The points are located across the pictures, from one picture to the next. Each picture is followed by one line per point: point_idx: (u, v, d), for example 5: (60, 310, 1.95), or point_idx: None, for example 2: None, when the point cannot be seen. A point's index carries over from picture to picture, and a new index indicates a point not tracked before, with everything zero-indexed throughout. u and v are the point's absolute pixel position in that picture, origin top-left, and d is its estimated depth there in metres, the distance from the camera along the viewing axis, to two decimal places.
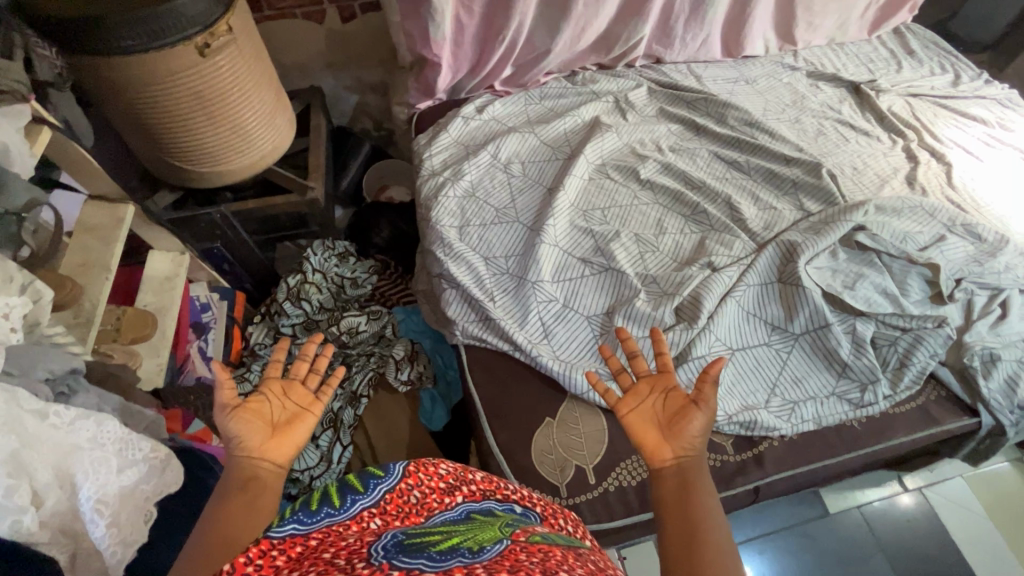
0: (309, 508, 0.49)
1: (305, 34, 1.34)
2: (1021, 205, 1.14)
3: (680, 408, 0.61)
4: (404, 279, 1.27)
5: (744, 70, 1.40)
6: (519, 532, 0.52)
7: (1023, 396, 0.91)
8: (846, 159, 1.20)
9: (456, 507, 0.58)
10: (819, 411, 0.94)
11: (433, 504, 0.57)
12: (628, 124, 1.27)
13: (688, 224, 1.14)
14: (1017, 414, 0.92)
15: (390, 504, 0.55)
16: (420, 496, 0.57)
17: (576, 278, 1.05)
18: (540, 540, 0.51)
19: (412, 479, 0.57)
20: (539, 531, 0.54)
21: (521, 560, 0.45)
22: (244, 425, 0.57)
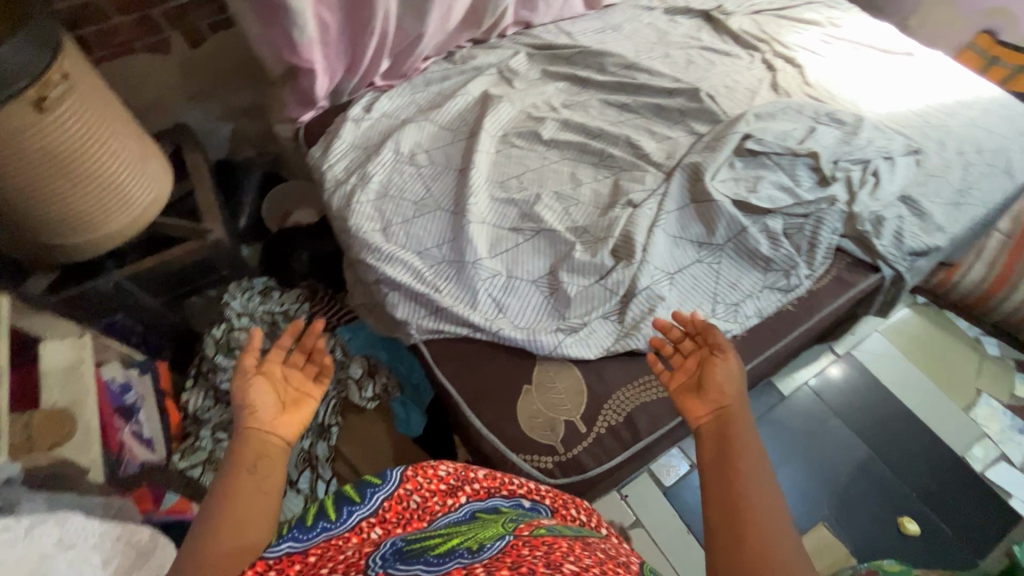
0: (302, 524, 0.54)
1: (155, 69, 1.24)
2: (870, 85, 1.28)
3: (712, 361, 0.70)
4: (336, 298, 1.23)
5: (609, 18, 1.46)
6: (524, 526, 0.57)
7: (909, 243, 1.00)
8: (717, 80, 1.30)
9: (461, 508, 0.62)
10: (758, 306, 0.98)
11: (434, 506, 0.62)
12: (517, 91, 1.29)
13: (600, 170, 1.16)
14: (908, 261, 1.01)
15: (388, 511, 0.59)
16: (420, 501, 0.62)
17: (513, 248, 1.05)
18: (545, 533, 0.56)
19: (410, 484, 0.62)
20: (545, 526, 0.59)
21: (522, 555, 0.48)
22: (256, 399, 0.61)
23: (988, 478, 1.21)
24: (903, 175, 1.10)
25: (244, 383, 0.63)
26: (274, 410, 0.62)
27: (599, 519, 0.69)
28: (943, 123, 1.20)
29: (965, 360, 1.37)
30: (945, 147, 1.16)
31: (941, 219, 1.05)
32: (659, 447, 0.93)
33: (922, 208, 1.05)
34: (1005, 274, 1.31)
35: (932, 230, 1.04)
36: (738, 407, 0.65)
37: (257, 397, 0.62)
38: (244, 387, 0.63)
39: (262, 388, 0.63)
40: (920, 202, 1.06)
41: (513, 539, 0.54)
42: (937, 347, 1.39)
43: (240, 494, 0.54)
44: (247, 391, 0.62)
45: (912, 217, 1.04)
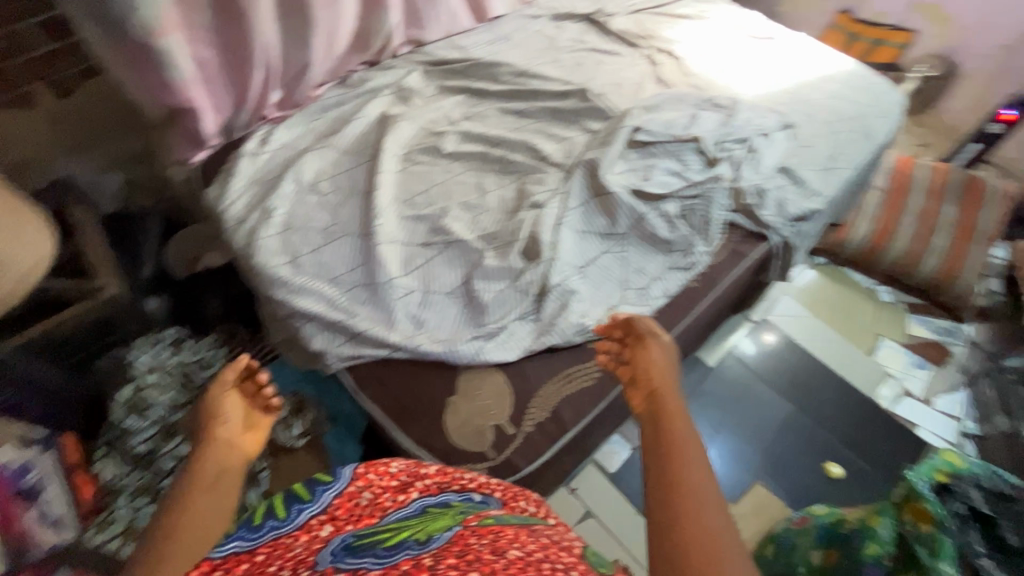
0: (251, 525, 0.59)
1: (23, 125, 1.16)
2: (742, 70, 1.38)
3: (640, 348, 0.78)
4: (254, 340, 1.21)
5: (499, 29, 1.50)
6: (471, 516, 0.60)
7: (789, 211, 1.08)
8: (606, 79, 1.37)
9: (412, 503, 0.66)
10: (665, 286, 1.03)
11: (385, 502, 0.66)
12: (416, 108, 1.30)
13: (504, 177, 1.18)
14: (791, 227, 1.09)
15: (339, 508, 0.65)
16: (371, 497, 0.66)
17: (426, 262, 1.05)
18: (492, 522, 0.59)
19: (359, 481, 0.68)
20: (492, 515, 0.62)
21: (470, 543, 0.53)
22: (229, 412, 0.74)
23: (896, 413, 1.32)
24: (780, 148, 1.19)
25: (211, 404, 0.74)
26: (235, 430, 0.73)
27: (548, 509, 0.69)
28: (809, 97, 1.31)
29: (864, 309, 1.50)
30: (814, 118, 1.27)
31: (816, 184, 1.14)
32: (588, 435, 0.96)
33: (799, 177, 1.14)
34: (886, 225, 1.49)
35: (809, 196, 1.13)
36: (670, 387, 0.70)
37: (221, 417, 0.73)
38: (211, 409, 0.74)
39: (226, 409, 0.74)
40: (796, 170, 1.15)
41: (461, 530, 0.57)
42: (840, 301, 1.51)
43: (206, 488, 0.62)
44: (212, 411, 0.73)
45: (790, 186, 1.13)
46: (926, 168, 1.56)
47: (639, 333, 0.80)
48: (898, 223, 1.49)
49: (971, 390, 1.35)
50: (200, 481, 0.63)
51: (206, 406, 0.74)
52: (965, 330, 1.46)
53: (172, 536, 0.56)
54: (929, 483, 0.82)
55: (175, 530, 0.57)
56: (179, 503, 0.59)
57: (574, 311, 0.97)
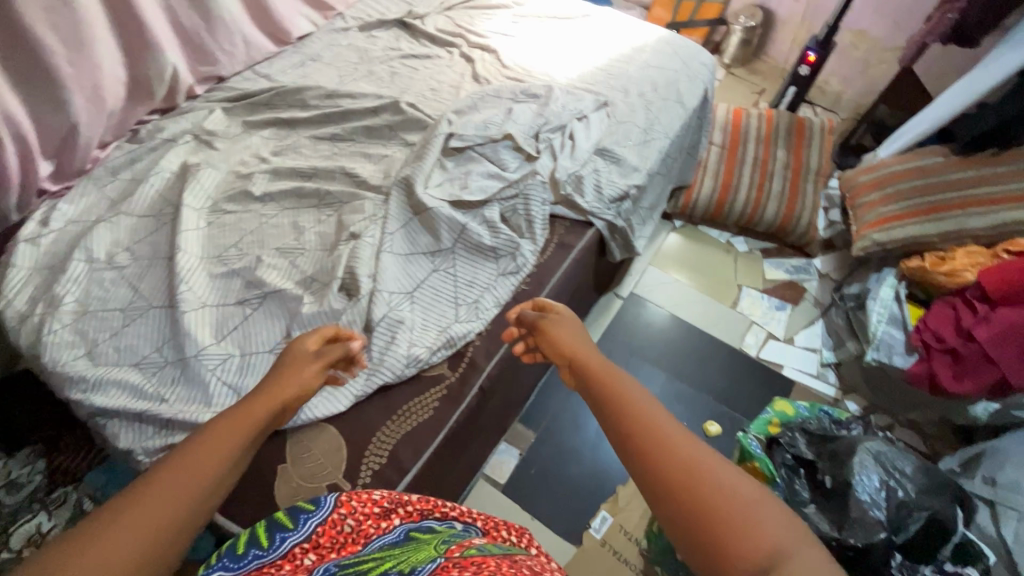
0: (233, 554, 0.58)
1: None
2: (557, 55, 1.37)
3: (541, 334, 0.84)
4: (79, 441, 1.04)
5: (307, 49, 1.41)
6: (453, 548, 0.54)
7: (607, 193, 1.09)
8: (422, 85, 1.31)
9: (395, 530, 0.66)
10: (496, 295, 1.00)
11: (368, 530, 0.65)
12: (220, 153, 1.21)
13: (322, 211, 1.12)
14: (613, 208, 1.10)
15: (322, 536, 0.62)
16: (354, 524, 0.65)
17: (242, 323, 0.97)
18: (474, 553, 0.54)
19: (344, 509, 0.65)
20: (475, 545, 0.57)
21: None
22: (301, 371, 0.78)
23: (762, 359, 1.38)
24: (593, 129, 1.19)
25: (290, 358, 0.79)
26: (298, 399, 0.77)
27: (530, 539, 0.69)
28: (623, 71, 1.32)
29: (724, 263, 1.54)
30: (628, 92, 1.27)
31: (632, 160, 1.15)
32: (440, 466, 0.93)
33: (615, 156, 1.14)
34: (728, 180, 1.54)
35: (626, 176, 1.14)
36: (587, 353, 0.75)
37: (292, 379, 0.77)
38: (289, 365, 0.79)
39: (298, 369, 0.78)
40: (612, 149, 1.16)
41: (442, 561, 0.51)
42: (701, 260, 1.54)
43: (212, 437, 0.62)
44: (286, 367, 0.78)
45: (607, 167, 1.13)
46: (756, 116, 1.62)
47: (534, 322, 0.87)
48: (739, 176, 1.54)
49: (824, 320, 1.42)
50: (227, 426, 0.64)
51: (289, 358, 0.80)
52: (815, 265, 1.54)
53: (182, 463, 0.56)
54: (759, 439, 0.86)
55: (186, 456, 0.57)
56: (203, 437, 0.61)
57: (401, 343, 0.92)
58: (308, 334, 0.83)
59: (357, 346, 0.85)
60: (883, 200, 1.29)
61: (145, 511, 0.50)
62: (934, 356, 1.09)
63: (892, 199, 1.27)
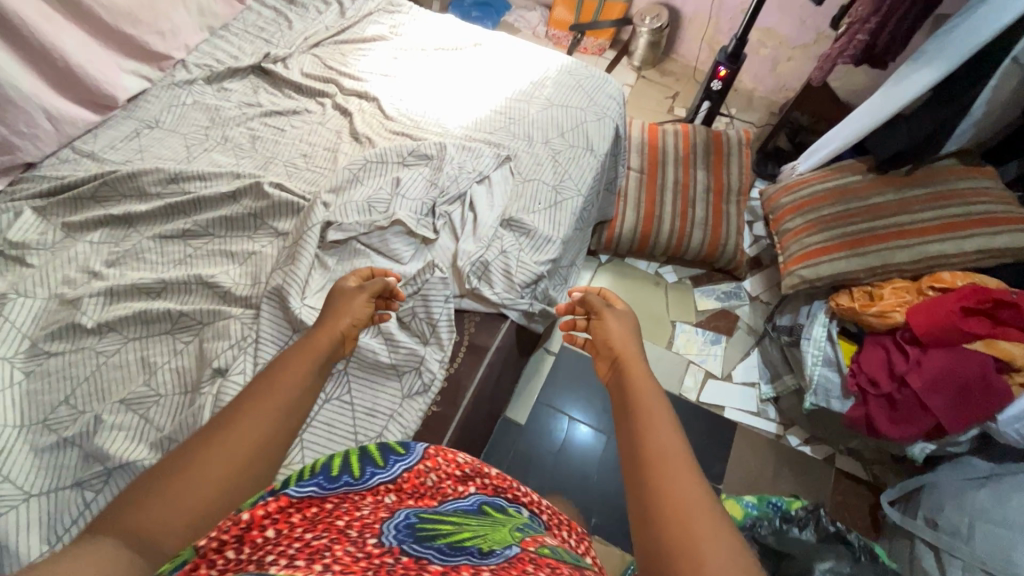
0: (330, 473, 0.56)
1: None
2: (449, 99, 1.20)
3: (599, 320, 0.76)
4: None
5: (142, 115, 1.15)
6: (529, 543, 0.55)
7: (519, 277, 0.94)
8: (291, 151, 1.11)
9: (469, 498, 0.64)
10: (403, 425, 0.85)
11: (447, 488, 0.65)
12: (36, 271, 0.95)
13: (177, 338, 0.91)
14: (529, 292, 0.96)
15: (406, 482, 0.63)
16: (436, 479, 0.65)
17: (81, 516, 0.77)
18: (549, 552, 0.53)
19: (429, 463, 0.66)
20: (548, 544, 0.57)
21: (528, 567, 0.48)
22: (352, 303, 0.77)
23: (704, 402, 1.32)
24: (496, 194, 1.04)
25: (334, 296, 0.78)
26: (355, 329, 0.77)
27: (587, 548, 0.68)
28: (523, 114, 1.17)
29: (655, 299, 1.46)
30: (532, 142, 1.13)
31: (543, 229, 1.01)
32: None
33: (523, 227, 1.00)
34: (650, 209, 1.45)
35: (538, 249, 1.00)
36: (631, 348, 0.69)
37: (351, 309, 0.77)
38: (343, 298, 0.77)
39: (348, 302, 0.77)
40: (520, 218, 1.01)
41: (521, 552, 0.51)
42: (631, 297, 1.45)
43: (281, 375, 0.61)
44: (334, 303, 0.77)
45: (517, 242, 0.99)
46: (672, 134, 1.52)
47: (597, 305, 0.79)
48: (661, 204, 1.45)
49: (760, 350, 1.38)
50: (293, 363, 0.64)
51: (340, 292, 0.78)
52: (745, 287, 1.49)
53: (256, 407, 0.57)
54: None
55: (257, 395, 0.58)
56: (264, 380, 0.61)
57: None
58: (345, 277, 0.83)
59: (393, 284, 0.84)
60: (807, 229, 1.23)
61: (222, 455, 0.52)
62: (871, 401, 1.05)
63: (816, 231, 1.21)
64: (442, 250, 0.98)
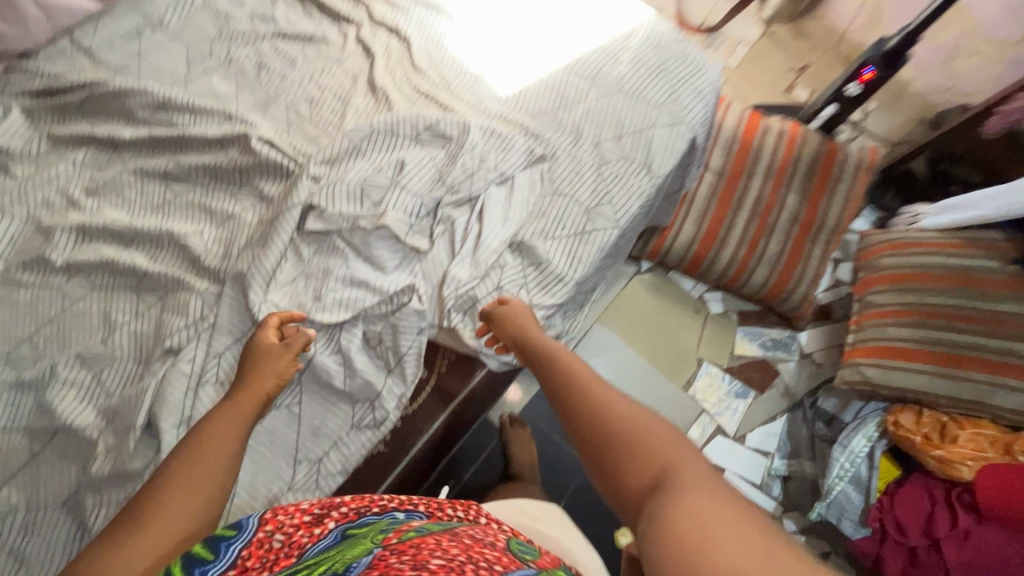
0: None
1: None
2: (501, 45, 0.97)
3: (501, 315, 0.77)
4: None
5: (146, 10, 1.00)
6: (392, 534, 0.46)
7: None
8: (297, 92, 0.94)
9: (331, 532, 0.51)
10: (344, 455, 0.78)
11: (302, 540, 0.50)
12: (16, 186, 0.90)
13: (141, 297, 0.85)
14: None
15: (250, 561, 0.48)
16: (285, 539, 0.50)
17: (26, 465, 0.78)
18: (414, 534, 0.46)
19: (271, 525, 0.51)
20: (414, 526, 0.49)
21: (391, 565, 0.40)
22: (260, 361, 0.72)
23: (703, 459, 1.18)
24: (515, 206, 0.86)
25: (255, 359, 0.72)
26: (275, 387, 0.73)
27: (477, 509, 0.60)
28: (580, 96, 0.93)
29: (686, 326, 1.28)
30: (579, 140, 0.90)
31: (555, 267, 0.84)
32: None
33: (533, 259, 0.84)
34: (714, 226, 1.20)
35: (544, 290, 0.84)
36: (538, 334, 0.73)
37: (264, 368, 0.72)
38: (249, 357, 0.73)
39: (267, 365, 0.72)
40: (533, 245, 0.84)
41: (381, 551, 0.43)
42: (659, 319, 1.28)
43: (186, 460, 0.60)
44: (257, 367, 0.72)
45: (520, 276, 0.84)
46: (775, 133, 1.20)
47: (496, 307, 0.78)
48: (729, 224, 1.20)
49: (788, 417, 1.20)
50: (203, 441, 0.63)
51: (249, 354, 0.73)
52: (799, 340, 1.27)
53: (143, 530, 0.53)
54: None
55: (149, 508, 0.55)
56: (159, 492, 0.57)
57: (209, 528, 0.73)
58: (262, 330, 0.75)
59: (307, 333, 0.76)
60: (896, 314, 1.00)
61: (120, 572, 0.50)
62: (887, 545, 0.91)
63: (908, 322, 0.98)
64: (433, 265, 0.83)
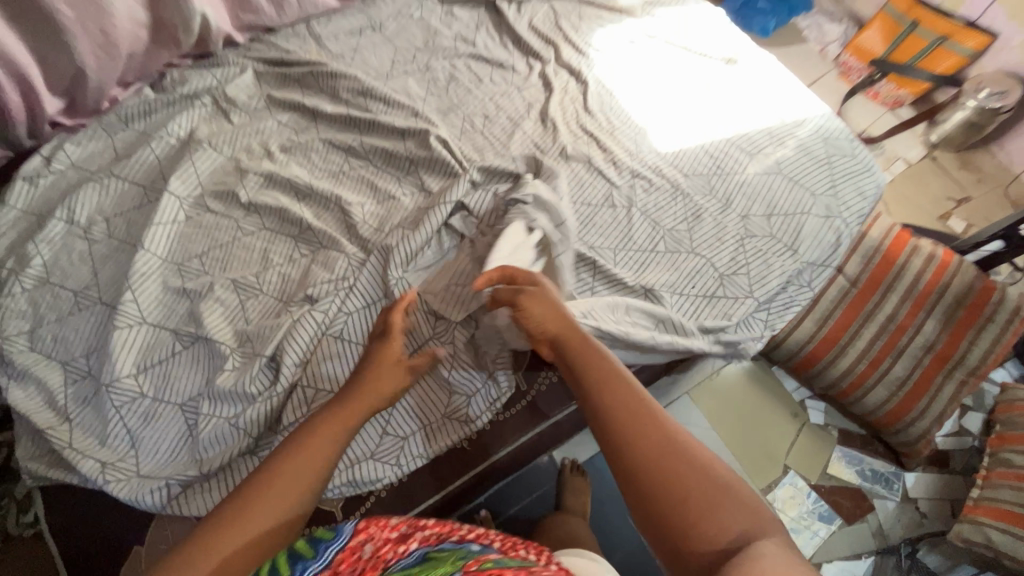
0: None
1: None
2: (668, 106, 1.02)
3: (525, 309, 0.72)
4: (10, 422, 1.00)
5: (370, 14, 1.16)
6: (473, 560, 0.47)
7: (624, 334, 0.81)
8: (476, 106, 1.04)
9: (414, 553, 0.51)
10: (428, 440, 0.81)
11: (387, 556, 0.50)
12: (230, 130, 1.05)
13: (297, 246, 0.95)
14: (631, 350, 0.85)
15: (342, 564, 0.49)
16: (374, 549, 0.51)
17: (165, 360, 0.87)
18: (492, 567, 0.47)
19: (362, 534, 0.52)
20: (493, 555, 0.49)
21: None
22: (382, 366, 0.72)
23: None
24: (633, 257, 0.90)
25: (378, 363, 0.72)
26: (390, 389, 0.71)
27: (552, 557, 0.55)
28: (737, 168, 0.95)
29: (780, 428, 1.21)
30: (728, 208, 0.92)
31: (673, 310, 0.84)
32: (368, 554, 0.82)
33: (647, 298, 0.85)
34: (835, 333, 1.14)
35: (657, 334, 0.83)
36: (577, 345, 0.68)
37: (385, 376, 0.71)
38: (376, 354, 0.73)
39: (388, 372, 0.72)
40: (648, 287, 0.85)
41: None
42: (751, 411, 1.22)
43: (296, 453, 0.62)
44: (375, 372, 0.71)
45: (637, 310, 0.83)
46: (923, 255, 1.15)
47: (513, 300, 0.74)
48: (853, 334, 1.14)
49: (875, 560, 1.09)
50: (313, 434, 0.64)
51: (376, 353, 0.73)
52: (904, 481, 1.16)
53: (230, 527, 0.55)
54: None
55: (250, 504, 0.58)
56: (261, 480, 0.59)
57: None
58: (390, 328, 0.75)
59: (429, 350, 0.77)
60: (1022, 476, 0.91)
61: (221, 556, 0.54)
62: None
63: None
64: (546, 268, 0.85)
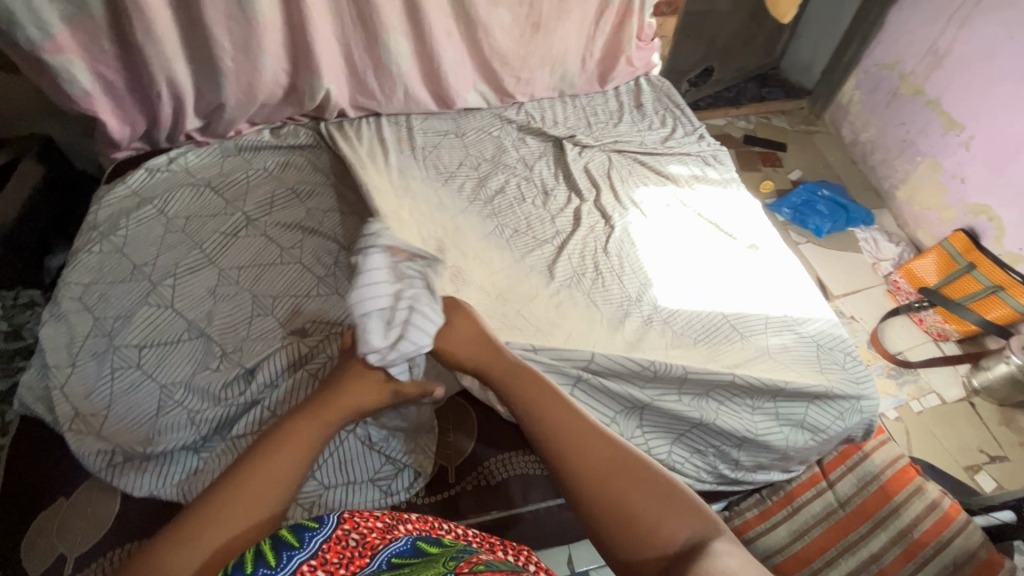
0: (245, 571, 0.47)
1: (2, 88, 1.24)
2: (681, 267, 1.09)
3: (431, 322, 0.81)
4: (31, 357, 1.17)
5: (459, 123, 1.36)
6: (462, 561, 0.48)
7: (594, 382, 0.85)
8: (511, 220, 1.16)
9: (400, 538, 0.55)
10: (346, 498, 0.82)
11: (375, 541, 0.53)
12: (309, 179, 1.24)
13: (318, 286, 1.07)
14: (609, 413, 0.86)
15: (329, 553, 0.51)
16: (360, 537, 0.53)
17: (169, 343, 0.98)
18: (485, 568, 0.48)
19: (349, 523, 0.54)
20: (484, 559, 0.51)
21: None
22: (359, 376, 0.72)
23: None
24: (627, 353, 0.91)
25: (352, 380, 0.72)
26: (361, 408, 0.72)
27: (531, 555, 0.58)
28: (721, 340, 0.97)
29: None
30: None
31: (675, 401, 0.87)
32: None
33: (646, 394, 0.87)
34: (813, 551, 1.03)
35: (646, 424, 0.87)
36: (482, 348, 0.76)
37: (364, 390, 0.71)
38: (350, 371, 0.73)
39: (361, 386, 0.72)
40: (678, 378, 0.87)
41: None
42: None
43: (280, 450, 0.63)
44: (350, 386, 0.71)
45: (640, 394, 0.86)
46: (926, 501, 1.06)
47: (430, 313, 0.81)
48: (829, 561, 1.01)
49: None
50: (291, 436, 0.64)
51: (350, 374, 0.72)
52: None
53: (214, 514, 0.57)
54: None
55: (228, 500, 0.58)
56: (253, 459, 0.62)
57: None
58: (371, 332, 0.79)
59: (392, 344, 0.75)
60: None
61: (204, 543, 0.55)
62: None
63: None
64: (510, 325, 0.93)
